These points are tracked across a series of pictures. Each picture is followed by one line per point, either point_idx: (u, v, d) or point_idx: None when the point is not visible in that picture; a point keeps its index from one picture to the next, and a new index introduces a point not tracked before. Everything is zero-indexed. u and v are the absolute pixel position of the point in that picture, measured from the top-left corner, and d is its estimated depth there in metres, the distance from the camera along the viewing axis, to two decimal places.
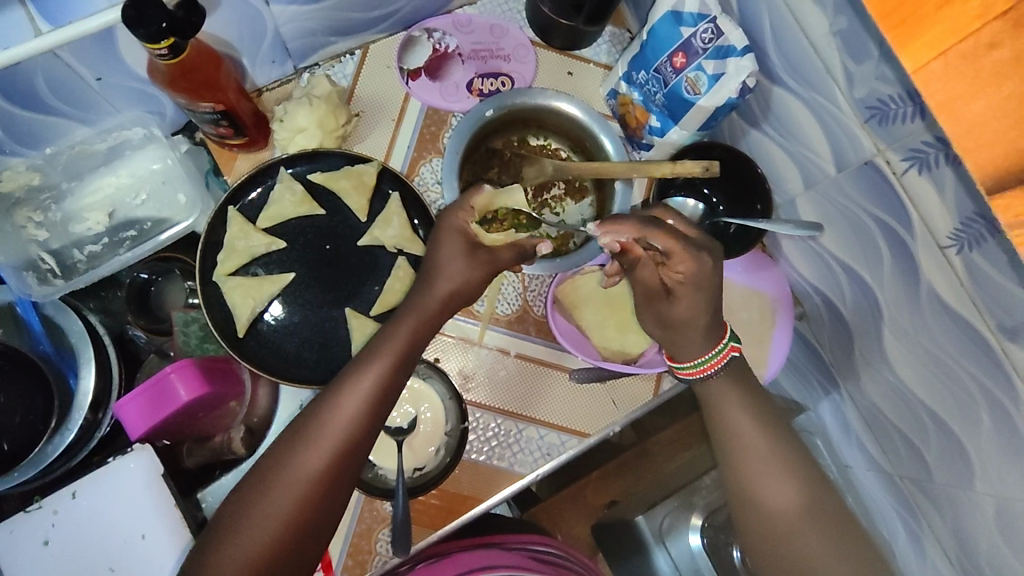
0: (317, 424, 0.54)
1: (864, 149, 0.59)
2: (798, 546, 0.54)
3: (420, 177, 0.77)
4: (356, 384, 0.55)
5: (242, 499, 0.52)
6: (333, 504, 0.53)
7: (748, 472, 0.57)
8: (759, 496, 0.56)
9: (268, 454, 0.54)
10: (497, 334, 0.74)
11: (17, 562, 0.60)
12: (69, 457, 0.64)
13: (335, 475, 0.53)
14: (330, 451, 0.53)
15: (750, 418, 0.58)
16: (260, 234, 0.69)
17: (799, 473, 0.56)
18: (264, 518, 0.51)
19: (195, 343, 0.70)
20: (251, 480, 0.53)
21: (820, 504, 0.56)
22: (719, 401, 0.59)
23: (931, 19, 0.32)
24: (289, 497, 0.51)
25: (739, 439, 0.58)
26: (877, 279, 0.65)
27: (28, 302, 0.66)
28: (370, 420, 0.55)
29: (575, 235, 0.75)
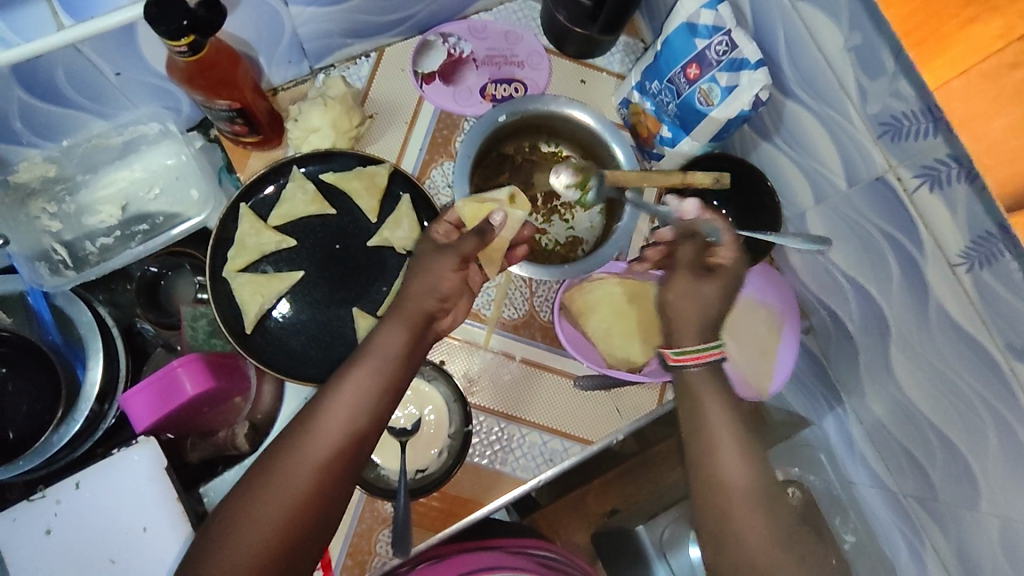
0: (308, 428, 0.54)
1: (876, 165, 0.59)
2: (748, 539, 0.51)
3: (430, 179, 0.77)
4: (347, 389, 0.55)
5: (232, 507, 0.52)
6: (326, 515, 0.53)
7: (714, 458, 0.54)
8: (719, 482, 0.53)
9: (260, 460, 0.54)
10: (503, 339, 0.74)
11: (18, 551, 0.61)
12: (74, 448, 0.65)
13: (325, 484, 0.52)
14: (320, 458, 0.53)
15: (721, 408, 0.56)
16: (271, 232, 0.69)
17: (758, 461, 0.54)
18: (254, 526, 0.50)
19: (202, 338, 0.70)
20: (242, 487, 0.53)
21: (775, 496, 0.54)
22: (697, 392, 0.57)
23: (954, 38, 0.32)
24: (279, 505, 0.51)
25: (707, 426, 0.56)
26: (885, 294, 0.65)
27: (39, 292, 0.66)
28: (362, 427, 0.55)
29: (583, 243, 0.76)
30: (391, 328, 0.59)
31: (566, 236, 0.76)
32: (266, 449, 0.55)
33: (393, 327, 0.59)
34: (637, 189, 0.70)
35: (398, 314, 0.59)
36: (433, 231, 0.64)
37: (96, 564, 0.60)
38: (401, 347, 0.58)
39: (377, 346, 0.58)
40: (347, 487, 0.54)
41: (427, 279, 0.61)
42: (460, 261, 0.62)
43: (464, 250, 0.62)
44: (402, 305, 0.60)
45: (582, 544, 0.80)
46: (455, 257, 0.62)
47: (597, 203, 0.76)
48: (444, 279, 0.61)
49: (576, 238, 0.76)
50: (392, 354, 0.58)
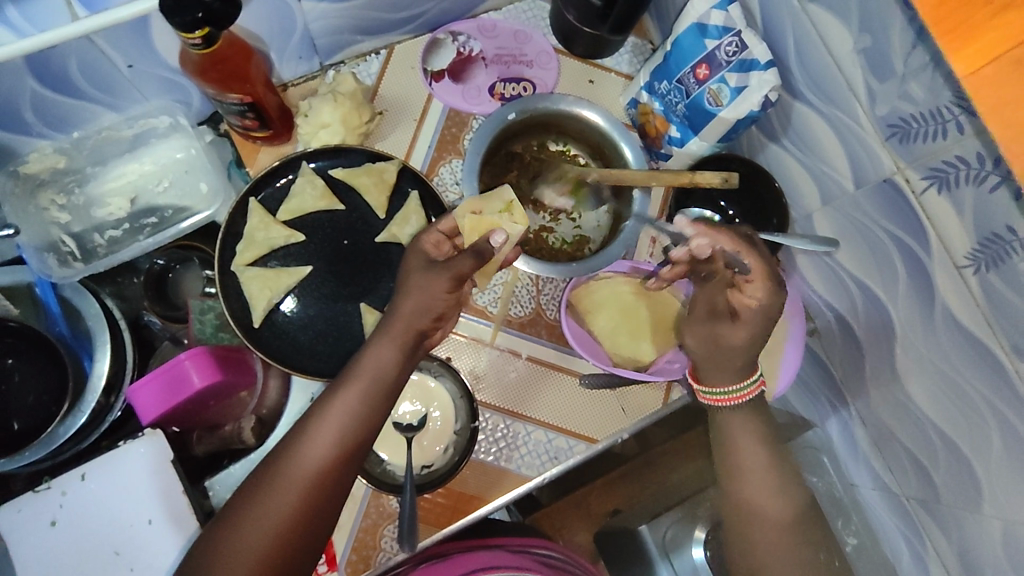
0: (292, 453, 0.53)
1: (883, 167, 0.60)
2: (772, 559, 0.57)
3: (439, 177, 0.77)
4: (332, 412, 0.55)
5: (218, 529, 0.52)
6: (311, 538, 0.53)
7: (744, 485, 0.59)
8: (748, 503, 0.58)
9: (247, 483, 0.54)
10: (510, 336, 0.75)
11: (22, 542, 0.60)
12: (80, 439, 0.65)
13: (309, 508, 0.52)
14: (302, 485, 0.52)
15: (753, 435, 0.60)
16: (280, 227, 0.69)
17: (790, 488, 0.59)
18: (236, 551, 0.50)
19: (210, 332, 0.70)
20: (228, 511, 0.53)
21: (802, 514, 0.59)
22: (729, 425, 0.61)
23: (988, 25, 0.32)
24: (260, 533, 0.51)
25: (738, 456, 0.60)
26: (891, 297, 0.65)
27: (47, 282, 0.66)
28: (347, 450, 0.54)
29: (590, 241, 0.76)
30: (380, 347, 0.57)
31: (573, 235, 0.77)
32: (255, 470, 0.55)
33: (381, 345, 0.57)
34: (644, 188, 0.70)
35: (386, 333, 0.58)
36: (423, 240, 0.60)
37: (101, 556, 0.60)
38: (388, 368, 0.57)
39: (368, 362, 0.57)
40: (332, 508, 0.54)
41: (419, 299, 0.58)
42: (454, 280, 0.57)
43: (460, 270, 0.57)
44: (393, 322, 0.58)
45: (585, 543, 0.82)
46: (449, 277, 0.57)
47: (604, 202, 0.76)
48: (439, 300, 0.58)
49: (584, 237, 0.77)
50: (378, 376, 0.57)
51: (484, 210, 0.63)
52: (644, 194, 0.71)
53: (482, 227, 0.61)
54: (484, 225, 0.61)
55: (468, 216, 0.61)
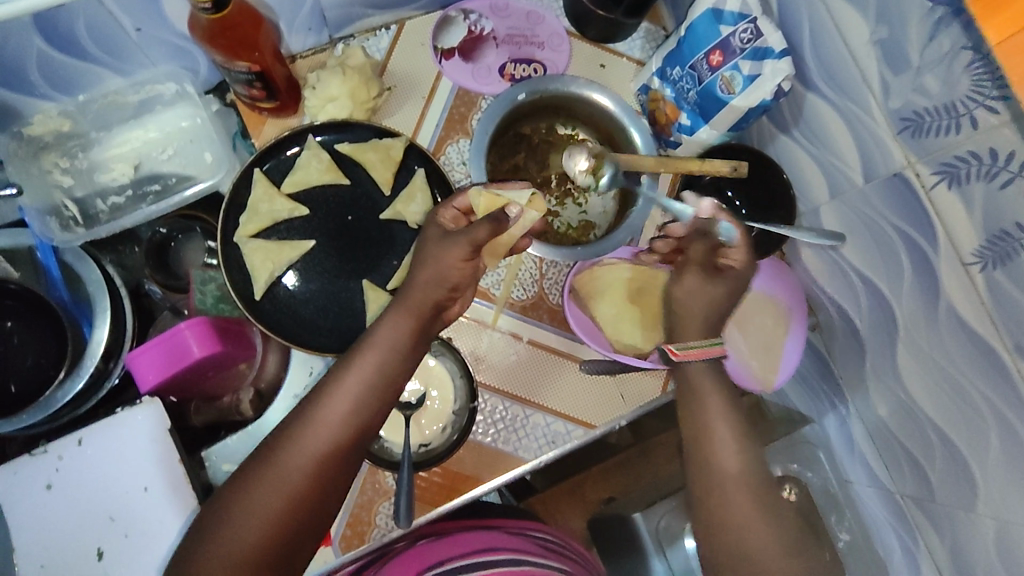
0: (305, 421, 0.53)
1: (893, 161, 0.61)
2: (747, 540, 0.53)
3: (445, 156, 0.76)
4: (347, 380, 0.55)
5: (230, 492, 0.52)
6: (321, 505, 0.53)
7: (715, 464, 0.56)
8: (720, 484, 0.55)
9: (257, 452, 0.54)
10: (510, 319, 0.74)
11: (18, 504, 0.60)
12: (78, 404, 0.65)
13: (323, 475, 0.53)
14: (314, 452, 0.53)
15: (724, 403, 0.58)
16: (284, 199, 0.69)
17: (756, 461, 0.56)
18: (247, 514, 0.50)
19: (211, 302, 0.69)
20: (236, 479, 0.53)
21: (770, 490, 0.55)
22: (696, 390, 0.58)
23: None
24: (271, 498, 0.51)
25: (702, 433, 0.57)
26: (896, 293, 0.66)
27: (48, 246, 0.65)
28: (360, 420, 0.55)
29: (596, 227, 0.75)
30: (394, 318, 0.57)
31: (579, 220, 0.75)
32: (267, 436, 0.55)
33: (395, 318, 0.57)
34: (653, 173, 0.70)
35: (401, 303, 0.58)
36: (440, 217, 0.61)
37: (96, 521, 0.60)
38: (403, 339, 0.57)
39: (383, 333, 0.57)
40: (344, 478, 0.54)
41: (433, 267, 0.58)
42: (470, 249, 0.57)
43: (476, 236, 0.56)
44: (409, 294, 0.58)
45: (579, 529, 0.88)
46: (467, 244, 0.56)
47: (611, 188, 0.76)
48: (455, 270, 0.58)
49: (588, 222, 0.76)
50: (393, 346, 0.57)
51: (503, 187, 0.61)
52: (652, 179, 0.71)
53: (495, 207, 0.60)
54: (500, 204, 0.60)
55: (482, 195, 0.59)
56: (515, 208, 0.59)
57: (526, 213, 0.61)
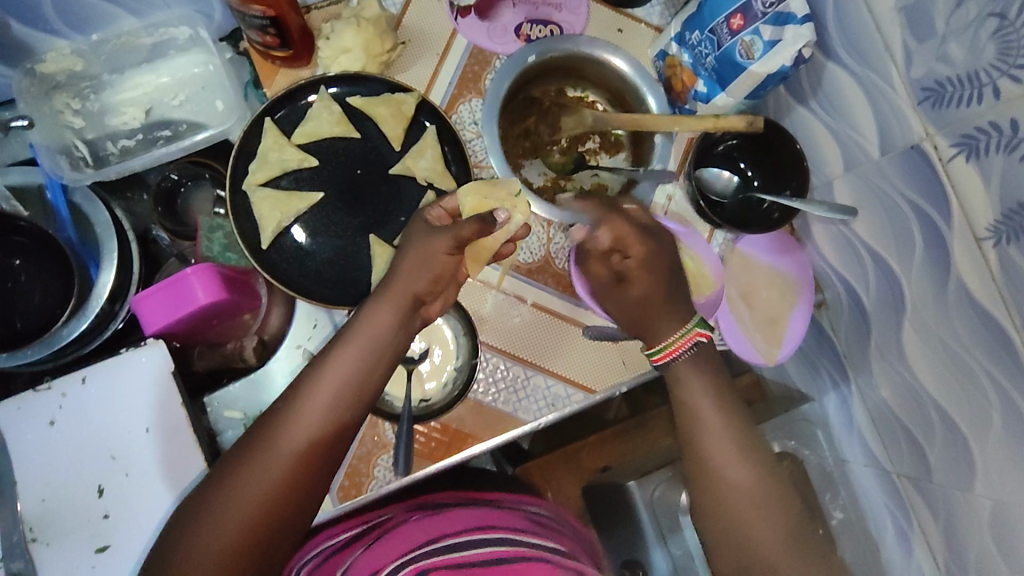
0: (285, 420, 0.51)
1: (912, 133, 0.60)
2: (751, 521, 0.53)
3: (457, 114, 0.76)
4: (330, 375, 0.53)
5: (204, 498, 0.49)
6: (303, 507, 0.51)
7: (705, 443, 0.56)
8: (707, 451, 0.56)
9: (233, 452, 0.51)
10: (516, 281, 0.73)
11: (21, 437, 0.61)
12: (81, 344, 0.65)
13: (303, 479, 0.50)
14: (296, 451, 0.50)
15: (703, 374, 0.59)
16: (294, 149, 0.68)
17: (743, 429, 0.57)
18: (227, 519, 0.48)
19: (217, 250, 0.69)
20: (212, 483, 0.50)
21: (759, 451, 0.56)
22: (676, 364, 0.59)
23: None
24: (249, 504, 0.48)
25: (699, 424, 0.57)
26: (905, 270, 0.65)
27: (57, 183, 0.65)
28: (344, 417, 0.52)
29: (609, 189, 0.74)
30: (381, 310, 0.55)
31: (591, 182, 0.74)
32: (243, 436, 0.52)
33: (379, 310, 0.55)
34: (666, 132, 0.67)
35: (388, 294, 0.56)
36: (427, 212, 0.63)
37: (97, 459, 0.61)
38: (387, 331, 0.55)
39: (367, 325, 0.55)
40: (325, 479, 0.52)
41: (418, 255, 0.57)
42: (455, 242, 0.57)
43: (461, 235, 0.57)
44: (393, 281, 0.56)
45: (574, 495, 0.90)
46: (451, 237, 0.57)
47: (622, 150, 0.76)
48: (438, 259, 0.57)
49: (601, 185, 0.74)
50: (378, 338, 0.55)
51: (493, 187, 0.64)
52: (667, 138, 0.69)
53: (480, 210, 0.63)
54: (486, 206, 0.63)
55: (470, 195, 0.63)
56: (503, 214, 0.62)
57: (513, 218, 0.63)
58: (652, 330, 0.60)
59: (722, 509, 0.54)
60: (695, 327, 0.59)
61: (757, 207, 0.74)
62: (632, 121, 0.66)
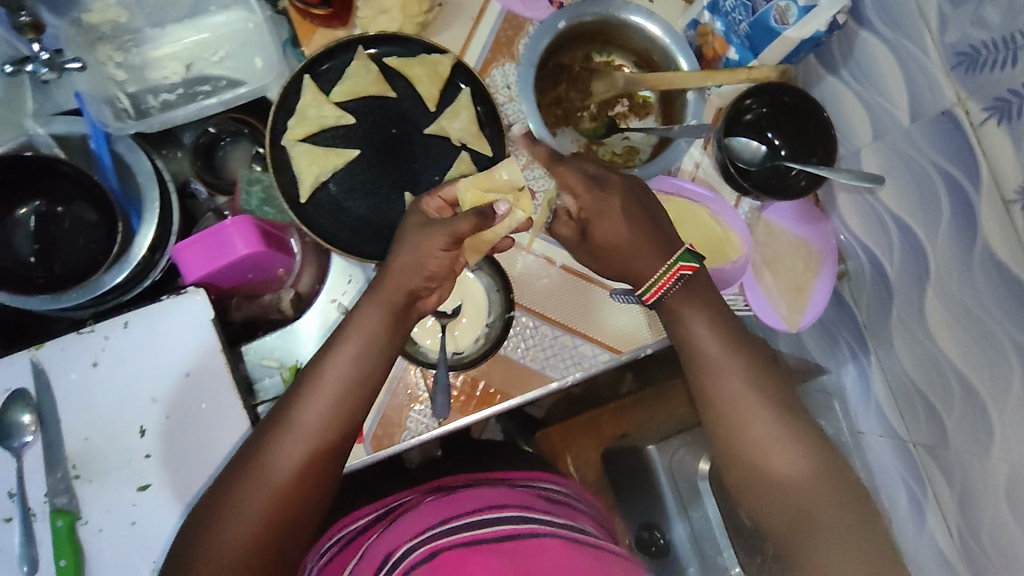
0: (288, 423, 0.54)
1: (944, 99, 0.61)
2: (784, 477, 0.55)
3: (490, 79, 0.76)
4: (327, 378, 0.55)
5: (218, 496, 0.53)
6: (312, 502, 0.54)
7: (731, 407, 0.58)
8: (736, 416, 0.58)
9: (242, 454, 0.55)
10: (546, 243, 0.74)
11: (65, 377, 0.62)
12: (122, 292, 0.67)
13: (310, 474, 0.53)
14: (302, 451, 0.53)
15: (720, 340, 0.60)
16: (332, 106, 0.69)
17: (772, 394, 0.58)
18: (241, 515, 0.51)
19: (256, 203, 0.69)
20: (224, 484, 0.53)
21: (789, 407, 0.58)
22: (692, 332, 0.60)
23: None
24: (262, 501, 0.51)
25: (723, 391, 0.58)
26: (930, 236, 0.67)
27: (101, 131, 0.66)
28: (344, 416, 0.55)
29: (641, 151, 0.74)
30: (373, 309, 0.58)
31: (623, 145, 0.75)
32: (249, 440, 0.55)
33: (371, 309, 0.58)
34: (699, 89, 0.70)
35: (380, 293, 0.58)
36: (425, 203, 0.62)
37: (138, 401, 0.63)
38: (380, 331, 0.57)
39: (359, 326, 0.57)
40: (332, 475, 0.55)
41: (413, 253, 0.58)
42: (451, 239, 0.57)
43: (460, 230, 0.57)
44: (390, 274, 0.58)
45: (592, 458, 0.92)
46: (448, 234, 0.57)
47: (651, 113, 0.76)
48: (432, 258, 0.58)
49: (633, 147, 0.75)
50: (371, 337, 0.57)
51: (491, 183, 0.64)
52: (699, 96, 0.71)
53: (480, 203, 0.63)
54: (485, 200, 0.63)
55: (471, 190, 0.63)
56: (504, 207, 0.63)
57: (513, 213, 0.63)
58: (636, 273, 0.61)
59: (757, 468, 0.56)
60: (679, 262, 0.60)
61: (785, 176, 0.75)
62: (668, 80, 0.68)
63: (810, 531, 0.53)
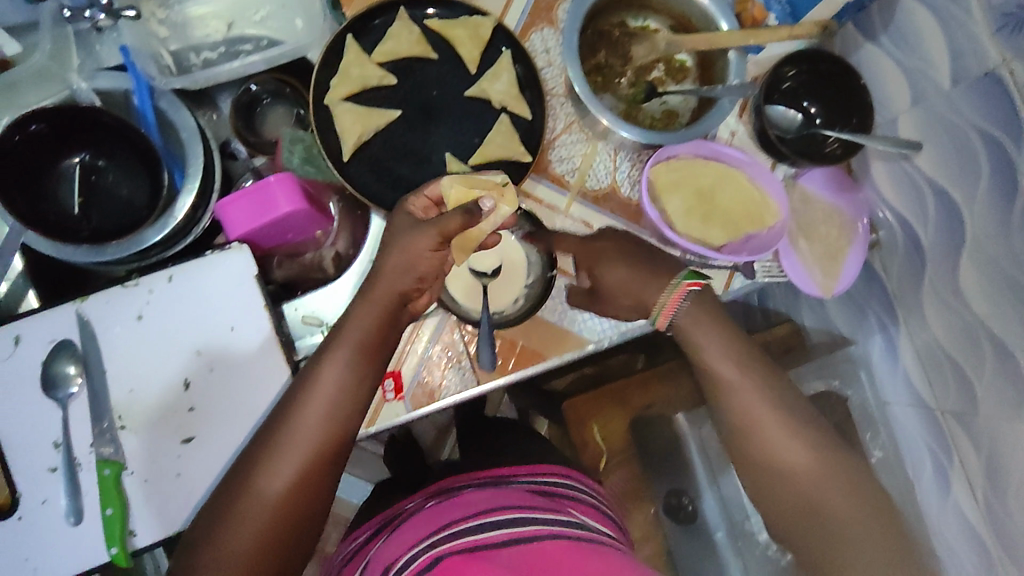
0: (284, 431, 0.56)
1: (987, 59, 0.61)
2: (789, 474, 0.59)
3: (530, 43, 0.76)
4: (319, 385, 0.57)
5: (221, 503, 0.56)
6: (312, 504, 0.57)
7: (737, 409, 0.61)
8: (741, 420, 0.60)
9: (240, 462, 0.57)
10: (584, 208, 0.75)
11: (109, 329, 0.62)
12: (165, 246, 0.66)
13: (307, 479, 0.56)
14: (298, 459, 0.56)
15: (725, 347, 0.62)
16: (375, 66, 0.70)
17: (776, 397, 0.61)
18: (244, 523, 0.54)
19: (297, 161, 0.67)
20: (224, 493, 0.56)
21: (793, 411, 0.61)
22: (695, 340, 0.63)
23: None
24: (262, 509, 0.54)
25: (729, 396, 0.61)
26: (968, 200, 0.67)
27: (145, 87, 0.65)
28: (338, 422, 0.57)
29: (681, 113, 0.75)
30: (362, 312, 0.59)
31: (661, 110, 0.75)
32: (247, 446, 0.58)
33: (360, 312, 0.59)
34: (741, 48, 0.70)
35: (370, 296, 0.59)
36: (411, 203, 0.61)
37: (183, 354, 0.63)
38: (371, 335, 0.59)
39: (350, 331, 0.58)
40: (329, 476, 0.58)
41: (400, 256, 0.58)
42: (440, 238, 0.57)
43: (446, 229, 0.56)
44: (375, 285, 0.59)
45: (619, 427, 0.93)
46: (435, 233, 0.57)
47: (688, 75, 0.76)
48: (421, 260, 0.58)
49: (672, 111, 0.75)
50: (361, 341, 0.58)
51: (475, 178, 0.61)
52: (740, 55, 0.71)
53: (465, 200, 0.60)
54: (471, 196, 0.60)
55: (456, 186, 0.60)
56: (490, 204, 0.60)
57: (499, 207, 0.60)
58: (646, 300, 0.66)
59: (765, 466, 0.60)
60: (685, 281, 0.65)
61: (820, 144, 0.76)
62: (712, 41, 0.69)
63: (822, 519, 0.57)
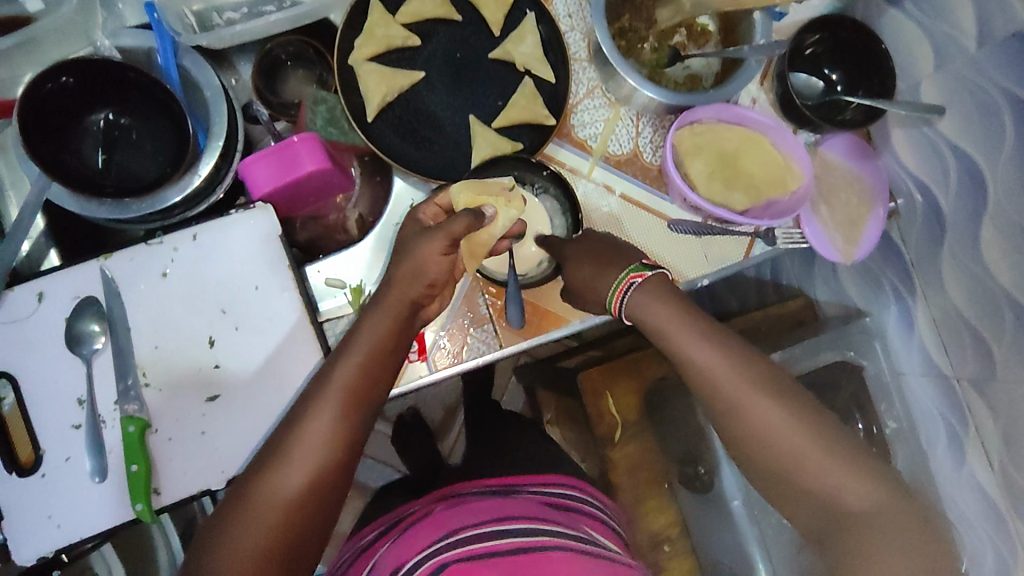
0: (291, 441, 0.54)
1: (1014, 19, 0.61)
2: (806, 476, 0.54)
3: (553, 6, 0.76)
4: (329, 392, 0.55)
5: (221, 518, 0.52)
6: (320, 518, 0.54)
7: (738, 411, 0.56)
8: (746, 420, 0.56)
9: (242, 477, 0.54)
10: (605, 172, 0.75)
11: (135, 288, 0.62)
12: (190, 205, 0.66)
13: (317, 487, 0.53)
14: (308, 468, 0.53)
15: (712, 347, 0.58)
16: (399, 26, 0.69)
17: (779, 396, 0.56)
18: (244, 539, 0.50)
19: (321, 123, 0.67)
20: (223, 510, 0.53)
21: (802, 407, 0.56)
22: (676, 339, 0.59)
23: None
24: (265, 525, 0.51)
25: (727, 396, 0.57)
26: (990, 164, 0.67)
27: (170, 45, 0.64)
28: (348, 430, 0.55)
29: (704, 77, 0.75)
30: (374, 318, 0.58)
31: (684, 74, 0.75)
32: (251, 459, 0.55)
33: (375, 319, 0.58)
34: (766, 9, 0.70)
35: (384, 302, 0.58)
36: (421, 211, 0.62)
37: (209, 311, 0.62)
38: (385, 339, 0.57)
39: (362, 338, 0.57)
40: (339, 488, 0.55)
41: (412, 259, 0.58)
42: (449, 242, 0.57)
43: (454, 231, 0.56)
44: (387, 292, 0.59)
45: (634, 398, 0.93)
46: (445, 237, 0.57)
47: (711, 40, 0.76)
48: (432, 263, 0.57)
49: (694, 76, 0.75)
50: (374, 346, 0.57)
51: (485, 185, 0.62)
52: (766, 15, 0.71)
53: (473, 204, 0.60)
54: (477, 202, 0.60)
55: (464, 191, 0.61)
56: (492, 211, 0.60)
57: (503, 213, 0.60)
58: (596, 293, 0.65)
59: (779, 467, 0.55)
60: (631, 271, 0.63)
61: (843, 110, 0.75)
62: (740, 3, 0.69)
63: (854, 524, 0.51)
